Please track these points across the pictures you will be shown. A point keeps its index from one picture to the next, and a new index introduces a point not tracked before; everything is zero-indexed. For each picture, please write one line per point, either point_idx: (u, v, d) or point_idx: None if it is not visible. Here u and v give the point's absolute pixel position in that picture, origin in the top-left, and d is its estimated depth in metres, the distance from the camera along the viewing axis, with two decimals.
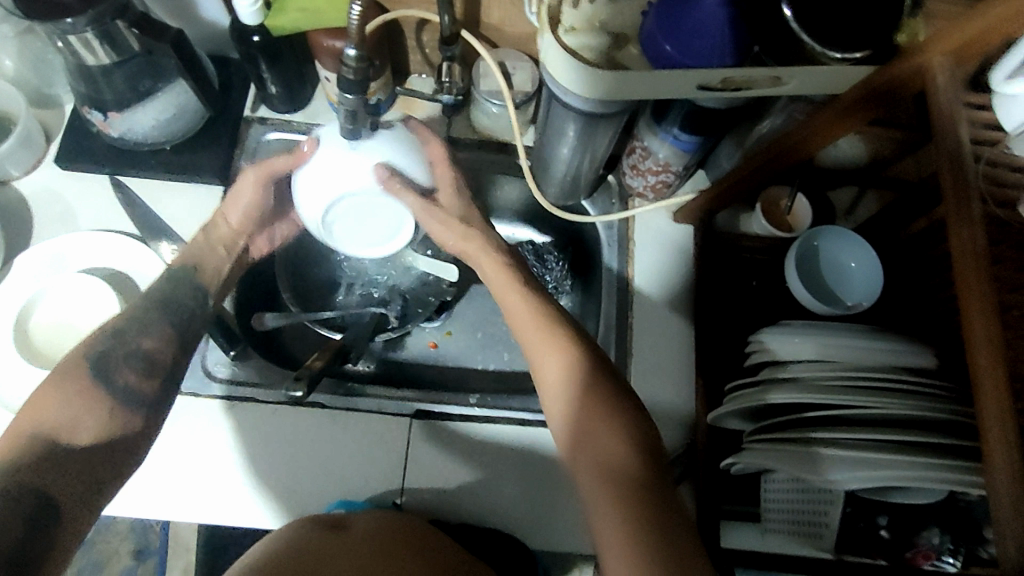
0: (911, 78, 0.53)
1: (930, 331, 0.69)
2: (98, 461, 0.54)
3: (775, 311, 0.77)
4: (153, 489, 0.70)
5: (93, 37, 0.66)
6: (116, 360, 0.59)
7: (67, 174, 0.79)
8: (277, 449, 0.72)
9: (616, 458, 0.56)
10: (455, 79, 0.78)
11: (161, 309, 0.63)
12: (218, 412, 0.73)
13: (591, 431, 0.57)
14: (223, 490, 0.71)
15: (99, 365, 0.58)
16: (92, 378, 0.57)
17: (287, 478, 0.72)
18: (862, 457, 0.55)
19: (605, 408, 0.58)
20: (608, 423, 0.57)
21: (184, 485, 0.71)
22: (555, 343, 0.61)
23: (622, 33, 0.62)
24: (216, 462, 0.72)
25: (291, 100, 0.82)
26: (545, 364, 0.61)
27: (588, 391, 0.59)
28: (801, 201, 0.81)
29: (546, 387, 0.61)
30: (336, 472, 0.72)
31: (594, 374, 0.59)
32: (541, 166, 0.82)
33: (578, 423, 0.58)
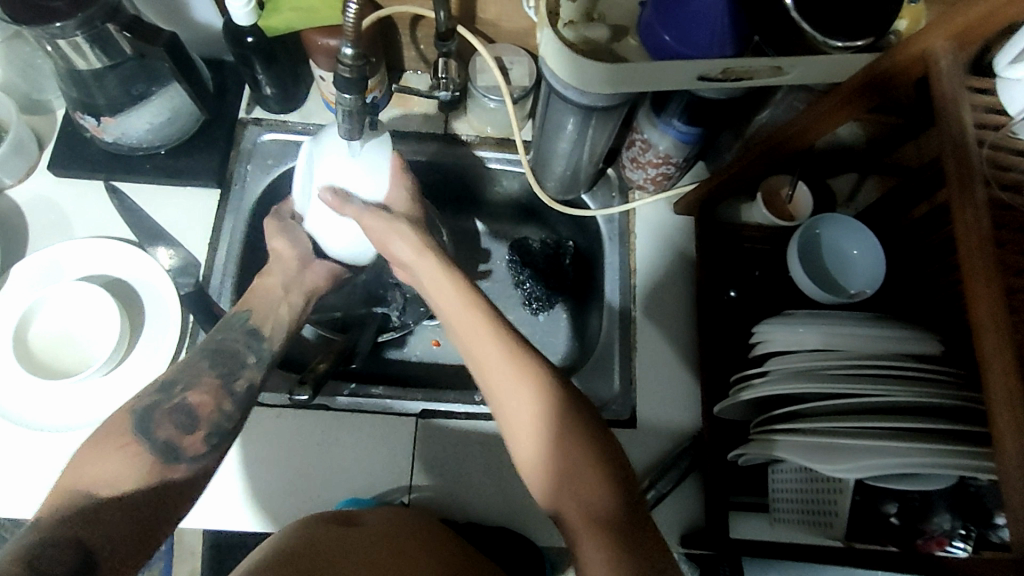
0: (913, 62, 0.53)
1: (934, 315, 0.69)
2: (148, 515, 0.55)
3: (778, 301, 0.76)
4: (225, 502, 0.70)
5: (84, 40, 0.65)
6: (161, 412, 0.61)
7: (61, 181, 0.78)
8: (307, 451, 0.72)
9: (596, 486, 0.56)
10: (451, 75, 0.76)
11: (209, 362, 0.66)
12: (263, 417, 0.73)
13: (570, 465, 0.56)
14: (292, 494, 0.71)
15: (144, 416, 0.60)
16: (130, 433, 0.59)
17: (320, 482, 0.71)
18: (874, 447, 0.55)
19: (580, 440, 0.57)
20: (584, 451, 0.57)
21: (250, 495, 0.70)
22: (520, 376, 0.59)
23: (620, 26, 0.62)
24: (276, 467, 0.71)
25: (285, 101, 0.81)
26: (510, 398, 0.59)
27: (560, 426, 0.57)
28: (801, 189, 0.81)
29: (511, 420, 0.59)
30: (352, 473, 0.72)
31: (564, 418, 0.58)
32: (540, 161, 0.81)
33: (556, 458, 0.57)
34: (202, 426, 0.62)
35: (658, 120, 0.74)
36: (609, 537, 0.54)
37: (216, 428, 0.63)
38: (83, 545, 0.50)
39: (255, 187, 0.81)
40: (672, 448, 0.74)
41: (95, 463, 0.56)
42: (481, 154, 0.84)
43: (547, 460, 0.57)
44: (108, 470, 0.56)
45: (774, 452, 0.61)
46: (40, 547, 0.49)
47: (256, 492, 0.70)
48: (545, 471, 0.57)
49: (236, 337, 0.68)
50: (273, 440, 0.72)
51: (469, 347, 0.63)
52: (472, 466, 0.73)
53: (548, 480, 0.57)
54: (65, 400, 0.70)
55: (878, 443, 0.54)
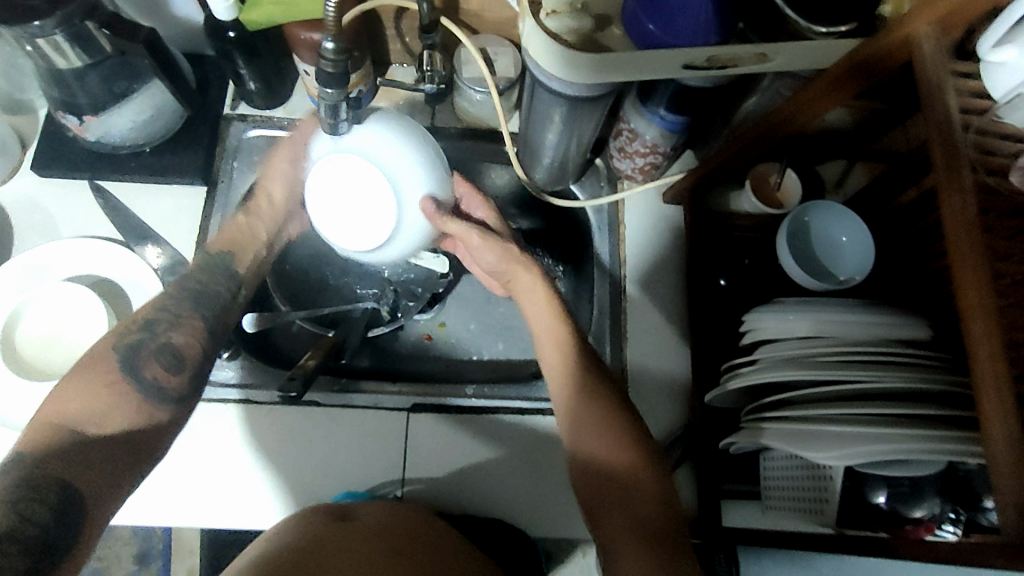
0: (896, 47, 0.53)
1: (923, 301, 0.69)
2: (121, 457, 0.55)
3: (767, 289, 0.76)
4: (166, 498, 0.70)
5: (64, 39, 0.64)
6: (145, 355, 0.60)
7: (45, 181, 0.77)
8: (255, 449, 0.72)
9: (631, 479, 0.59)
10: (436, 67, 0.76)
11: (195, 303, 0.65)
12: (206, 413, 0.72)
13: (605, 451, 0.60)
14: (226, 491, 0.70)
15: (128, 359, 0.59)
16: (118, 373, 0.58)
17: (263, 480, 0.71)
18: (863, 434, 0.55)
19: (621, 433, 0.61)
20: (625, 441, 0.61)
21: (208, 494, 0.70)
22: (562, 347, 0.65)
23: (603, 15, 0.62)
24: (216, 464, 0.71)
25: (270, 96, 0.81)
26: (551, 368, 0.65)
27: (598, 408, 0.62)
28: (790, 176, 0.81)
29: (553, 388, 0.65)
30: (307, 471, 0.72)
31: (602, 401, 0.62)
32: (528, 151, 0.80)
33: (592, 439, 0.61)
34: (187, 368, 0.61)
35: (643, 109, 0.73)
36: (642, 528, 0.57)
37: (198, 370, 0.62)
38: (65, 484, 0.50)
39: (241, 183, 0.80)
40: (665, 439, 0.75)
41: (82, 398, 0.56)
42: (469, 146, 0.85)
43: (576, 421, 0.62)
44: (96, 408, 0.56)
45: (765, 439, 0.61)
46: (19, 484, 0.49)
47: (187, 487, 0.70)
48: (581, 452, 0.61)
49: (218, 281, 0.67)
50: (218, 437, 0.72)
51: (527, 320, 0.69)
52: (464, 460, 0.73)
53: (573, 439, 0.62)
54: None
55: (867, 429, 0.54)
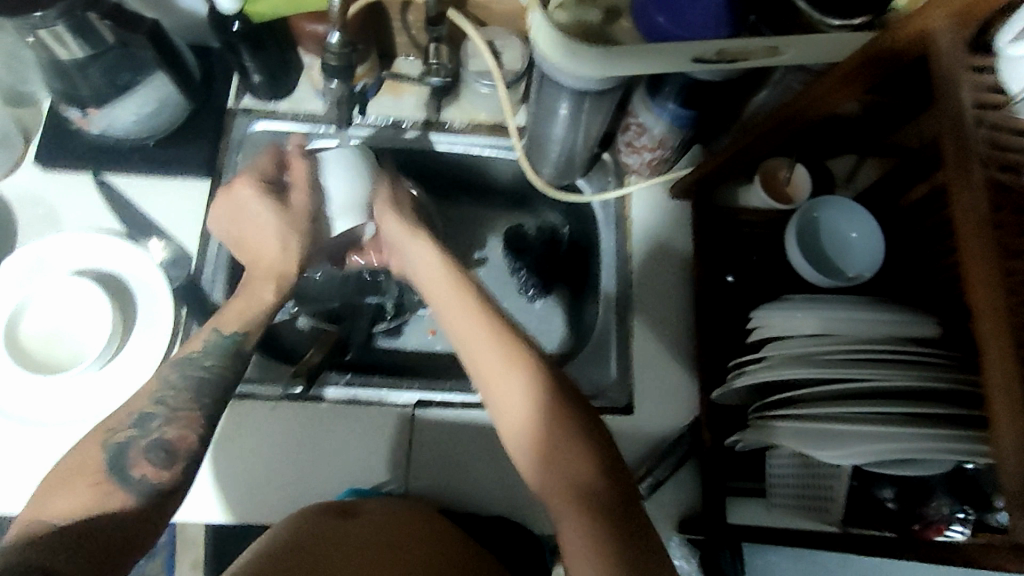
0: (910, 41, 0.52)
1: (932, 298, 0.68)
2: (103, 555, 0.50)
3: (776, 286, 0.76)
4: None
5: (66, 30, 0.63)
6: (137, 449, 0.56)
7: (48, 175, 0.76)
8: (292, 445, 0.71)
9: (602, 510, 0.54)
10: (443, 60, 0.75)
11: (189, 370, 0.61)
12: (240, 409, 0.71)
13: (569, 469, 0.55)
14: (271, 487, 0.70)
15: (116, 455, 0.55)
16: (105, 471, 0.54)
17: (303, 477, 0.71)
18: (875, 435, 0.54)
19: (588, 460, 0.55)
20: (591, 467, 0.55)
21: (206, 489, 0.69)
22: (517, 370, 0.58)
23: (613, 8, 0.61)
24: (263, 458, 0.71)
25: (274, 89, 0.80)
26: (503, 394, 0.58)
27: (557, 423, 0.56)
28: (799, 171, 0.80)
29: (507, 416, 0.58)
30: (342, 466, 0.71)
31: (559, 413, 0.57)
32: (536, 145, 0.79)
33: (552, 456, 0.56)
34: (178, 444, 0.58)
35: (652, 103, 0.72)
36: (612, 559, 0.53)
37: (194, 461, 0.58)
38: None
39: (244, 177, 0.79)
40: (671, 436, 0.74)
41: (71, 497, 0.52)
42: (473, 138, 0.82)
43: (539, 458, 0.57)
44: (82, 504, 0.52)
45: (773, 439, 0.61)
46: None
47: (232, 486, 0.69)
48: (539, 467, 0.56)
49: (219, 363, 0.61)
50: (250, 433, 0.71)
51: (461, 343, 0.61)
52: (468, 457, 0.72)
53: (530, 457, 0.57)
54: (57, 397, 0.69)
55: (875, 429, 0.54)
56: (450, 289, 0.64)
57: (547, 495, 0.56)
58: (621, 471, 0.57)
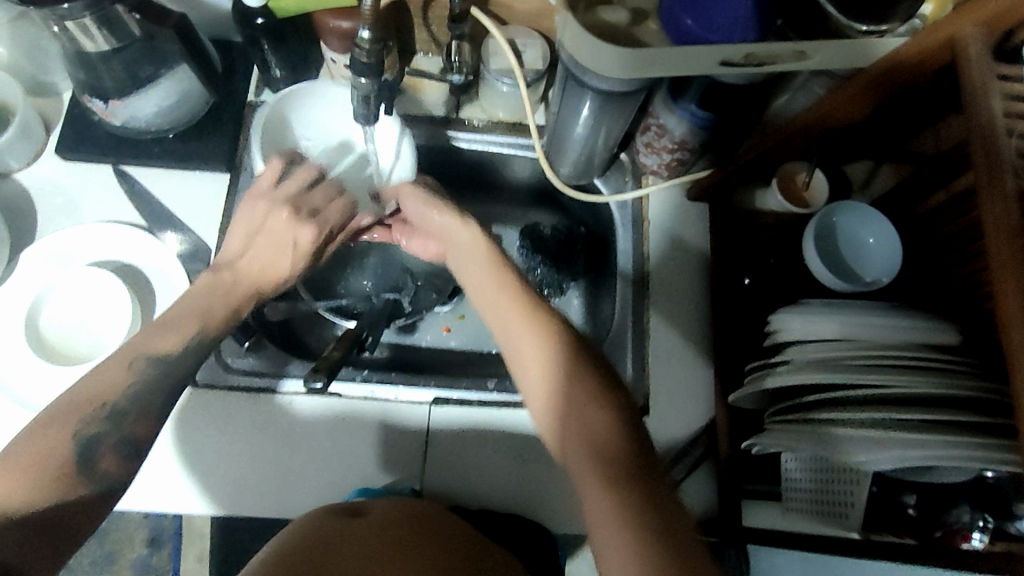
0: (939, 49, 0.52)
1: (948, 305, 0.69)
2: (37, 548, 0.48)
3: (794, 291, 0.76)
4: (179, 484, 0.69)
5: (92, 21, 0.63)
6: (105, 445, 0.53)
7: (69, 165, 0.77)
8: (251, 440, 0.71)
9: (612, 460, 0.52)
10: (464, 58, 0.76)
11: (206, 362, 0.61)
12: (195, 402, 0.71)
13: (586, 421, 0.54)
14: (229, 480, 0.70)
15: (85, 451, 0.53)
16: (70, 464, 0.52)
17: (260, 472, 0.70)
18: (896, 438, 0.55)
19: (599, 412, 0.54)
20: (602, 418, 0.54)
21: (223, 481, 0.70)
22: (537, 328, 0.58)
23: (639, 9, 0.61)
24: (217, 450, 0.70)
25: (295, 84, 0.80)
26: (524, 353, 0.58)
27: (575, 374, 0.56)
28: (817, 176, 0.80)
29: (529, 377, 0.58)
30: (305, 462, 0.71)
31: (576, 366, 0.56)
32: (555, 145, 0.79)
33: (569, 409, 0.55)
34: None
35: (674, 106, 0.72)
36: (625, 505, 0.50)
37: None
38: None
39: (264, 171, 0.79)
40: (686, 437, 0.75)
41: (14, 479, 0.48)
42: (491, 137, 0.83)
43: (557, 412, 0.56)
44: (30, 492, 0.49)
45: (793, 442, 0.62)
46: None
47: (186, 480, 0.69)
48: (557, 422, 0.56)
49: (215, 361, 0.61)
50: (206, 427, 0.71)
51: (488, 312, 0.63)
52: (481, 455, 0.72)
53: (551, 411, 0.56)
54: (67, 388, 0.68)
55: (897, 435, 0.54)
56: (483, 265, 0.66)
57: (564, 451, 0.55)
58: (638, 432, 0.55)
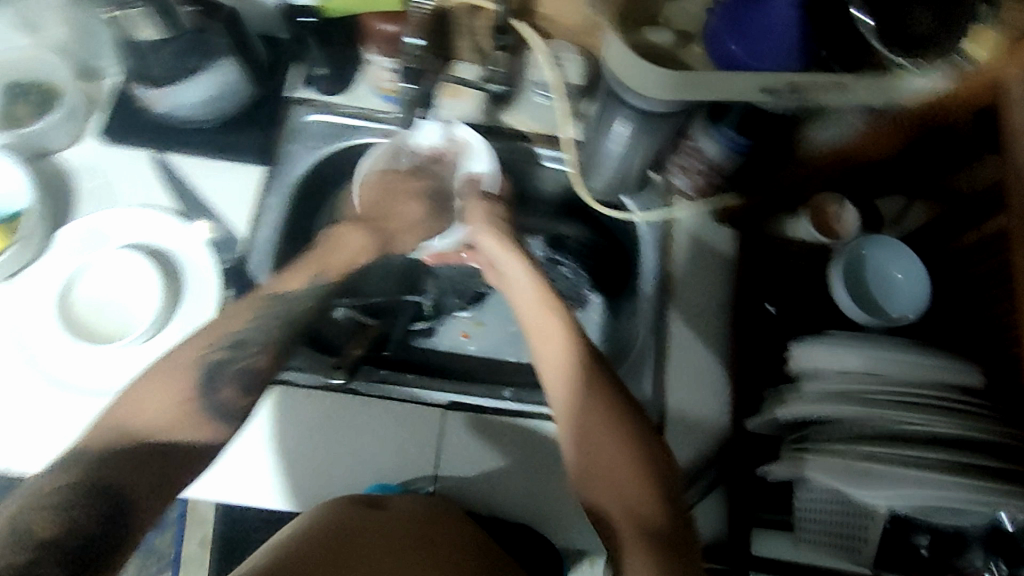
0: (981, 91, 0.54)
1: (975, 347, 0.68)
2: (145, 473, 0.56)
3: (819, 322, 0.75)
4: (247, 476, 0.70)
5: (148, 12, 0.65)
6: (226, 373, 0.62)
7: (110, 148, 0.78)
8: (263, 430, 0.71)
9: (640, 487, 0.60)
10: (503, 67, 0.79)
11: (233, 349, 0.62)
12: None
13: (612, 445, 0.61)
14: (251, 471, 0.70)
15: (210, 374, 0.61)
16: (196, 391, 0.61)
17: (325, 471, 0.71)
18: (912, 475, 0.56)
19: (622, 430, 0.61)
20: (622, 440, 0.61)
21: (293, 479, 0.71)
22: (568, 355, 0.65)
23: (684, 31, 0.62)
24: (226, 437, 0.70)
25: (335, 83, 0.81)
26: (556, 373, 0.65)
27: (599, 403, 0.62)
28: (850, 211, 0.79)
29: (559, 404, 0.64)
30: (312, 456, 0.71)
31: (603, 396, 0.62)
32: (590, 160, 0.79)
33: (592, 434, 0.62)
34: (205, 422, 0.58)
35: (712, 129, 0.72)
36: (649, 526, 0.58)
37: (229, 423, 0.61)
38: (109, 496, 0.54)
39: (298, 167, 0.80)
40: (698, 459, 0.74)
41: (151, 403, 0.60)
42: (526, 147, 0.84)
43: (582, 438, 0.62)
44: (163, 415, 0.59)
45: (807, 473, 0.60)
46: (65, 495, 0.53)
47: (235, 469, 0.70)
48: (579, 448, 0.62)
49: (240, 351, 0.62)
50: (285, 423, 0.72)
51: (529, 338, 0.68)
52: (493, 463, 0.72)
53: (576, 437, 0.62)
54: (98, 366, 0.70)
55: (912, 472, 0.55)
56: (527, 290, 0.71)
57: (586, 470, 0.61)
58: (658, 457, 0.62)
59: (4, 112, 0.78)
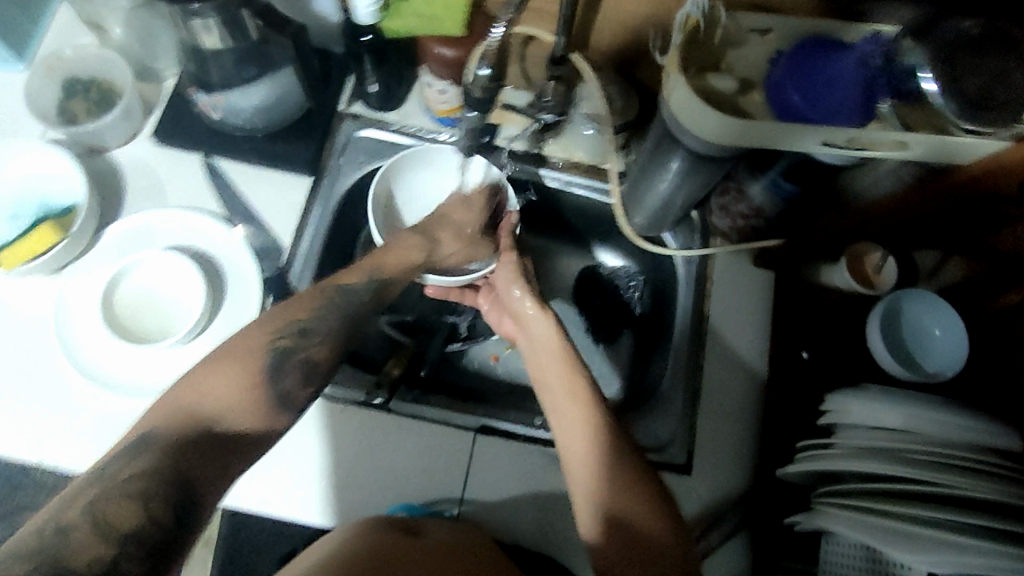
0: None
1: (1013, 409, 0.67)
2: (209, 459, 0.49)
3: (853, 373, 0.75)
4: (239, 476, 0.70)
5: (217, 23, 0.66)
6: (290, 363, 0.57)
7: (161, 150, 0.79)
8: (283, 437, 0.71)
9: (647, 536, 0.57)
10: (556, 98, 0.77)
11: None
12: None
13: (627, 484, 0.59)
14: (244, 472, 0.70)
15: (276, 363, 0.56)
16: (262, 376, 0.55)
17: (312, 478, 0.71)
18: (943, 540, 0.55)
19: (638, 468, 0.61)
20: (637, 477, 0.60)
21: (287, 484, 0.70)
22: (577, 394, 0.65)
23: (748, 78, 0.61)
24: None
25: (386, 100, 0.82)
26: (567, 412, 0.64)
27: (615, 442, 0.62)
28: (890, 265, 0.79)
29: (569, 442, 0.63)
30: (330, 470, 0.71)
31: (615, 436, 0.62)
32: (633, 196, 0.80)
33: (611, 469, 0.60)
34: None
35: (760, 175, 0.74)
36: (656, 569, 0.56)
37: None
38: (187, 491, 0.47)
39: (345, 179, 0.81)
40: (722, 502, 0.74)
41: (215, 388, 0.53)
42: (567, 176, 0.83)
43: (596, 474, 0.60)
44: (232, 401, 0.53)
45: (833, 526, 0.62)
46: (141, 484, 0.46)
47: None
48: (595, 485, 0.60)
49: None
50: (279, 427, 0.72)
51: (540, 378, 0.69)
52: (517, 491, 0.72)
53: (590, 476, 0.60)
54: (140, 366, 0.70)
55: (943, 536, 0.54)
56: (540, 334, 0.72)
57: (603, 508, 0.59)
58: (670, 502, 0.60)
59: (60, 106, 0.79)
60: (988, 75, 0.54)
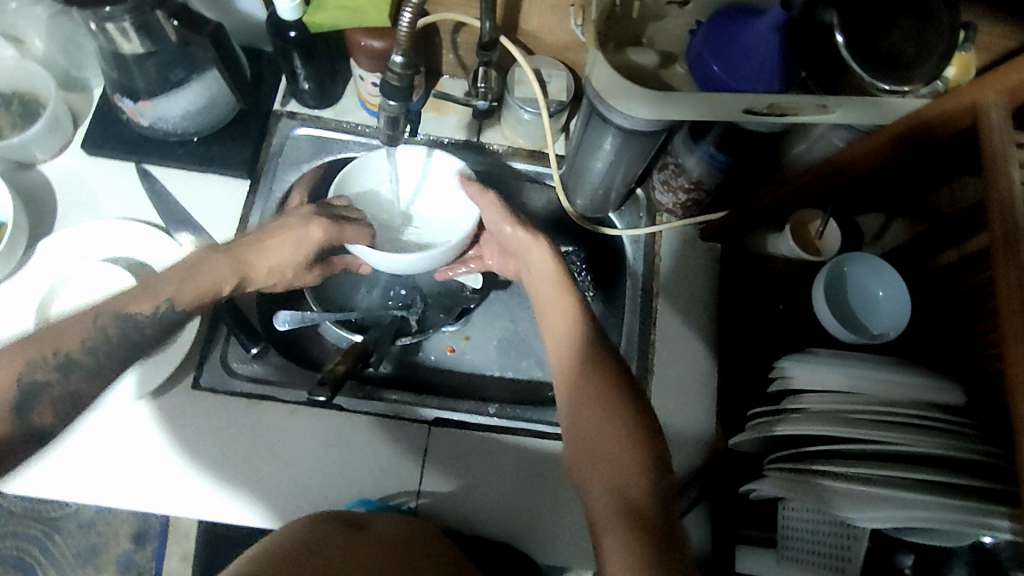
0: (960, 111, 0.53)
1: (956, 364, 0.69)
2: None
3: (801, 337, 0.76)
4: (172, 485, 0.69)
5: (132, 26, 0.65)
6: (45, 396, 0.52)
7: (93, 159, 0.78)
8: (215, 441, 0.71)
9: (624, 472, 0.56)
10: (491, 84, 0.78)
11: None
12: (189, 398, 0.72)
13: (600, 423, 0.59)
14: (176, 480, 0.69)
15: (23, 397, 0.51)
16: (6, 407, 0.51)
17: (248, 476, 0.70)
18: (880, 495, 0.56)
19: (615, 408, 0.59)
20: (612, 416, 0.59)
21: (224, 488, 0.69)
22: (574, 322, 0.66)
23: (669, 52, 0.65)
24: (199, 447, 0.70)
25: (322, 96, 0.81)
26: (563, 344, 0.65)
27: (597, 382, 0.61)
28: (831, 227, 0.80)
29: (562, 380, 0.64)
30: (266, 469, 0.70)
31: (602, 374, 0.62)
32: (575, 174, 0.79)
33: (584, 420, 0.60)
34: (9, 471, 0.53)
35: (694, 146, 0.74)
36: (621, 509, 0.54)
37: None
38: None
39: (283, 180, 0.80)
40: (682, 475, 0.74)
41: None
42: (509, 162, 0.84)
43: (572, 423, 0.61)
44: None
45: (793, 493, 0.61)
46: None
47: (159, 478, 0.69)
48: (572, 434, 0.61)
49: None
50: (206, 427, 0.71)
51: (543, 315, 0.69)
52: (478, 478, 0.71)
53: (569, 425, 0.61)
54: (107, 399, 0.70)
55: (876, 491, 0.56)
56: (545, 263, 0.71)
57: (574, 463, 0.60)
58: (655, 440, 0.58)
59: None
60: (903, 35, 0.56)
